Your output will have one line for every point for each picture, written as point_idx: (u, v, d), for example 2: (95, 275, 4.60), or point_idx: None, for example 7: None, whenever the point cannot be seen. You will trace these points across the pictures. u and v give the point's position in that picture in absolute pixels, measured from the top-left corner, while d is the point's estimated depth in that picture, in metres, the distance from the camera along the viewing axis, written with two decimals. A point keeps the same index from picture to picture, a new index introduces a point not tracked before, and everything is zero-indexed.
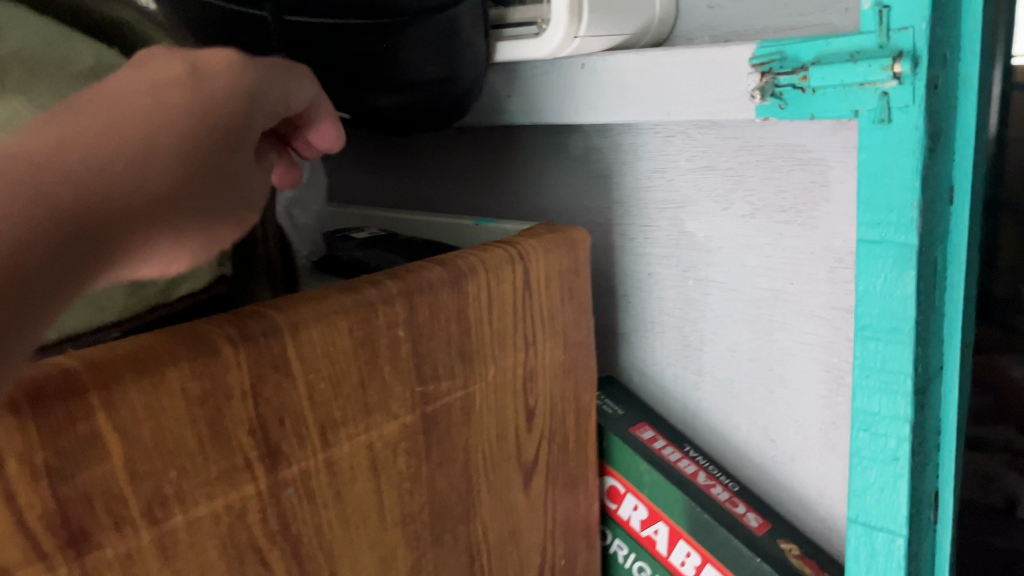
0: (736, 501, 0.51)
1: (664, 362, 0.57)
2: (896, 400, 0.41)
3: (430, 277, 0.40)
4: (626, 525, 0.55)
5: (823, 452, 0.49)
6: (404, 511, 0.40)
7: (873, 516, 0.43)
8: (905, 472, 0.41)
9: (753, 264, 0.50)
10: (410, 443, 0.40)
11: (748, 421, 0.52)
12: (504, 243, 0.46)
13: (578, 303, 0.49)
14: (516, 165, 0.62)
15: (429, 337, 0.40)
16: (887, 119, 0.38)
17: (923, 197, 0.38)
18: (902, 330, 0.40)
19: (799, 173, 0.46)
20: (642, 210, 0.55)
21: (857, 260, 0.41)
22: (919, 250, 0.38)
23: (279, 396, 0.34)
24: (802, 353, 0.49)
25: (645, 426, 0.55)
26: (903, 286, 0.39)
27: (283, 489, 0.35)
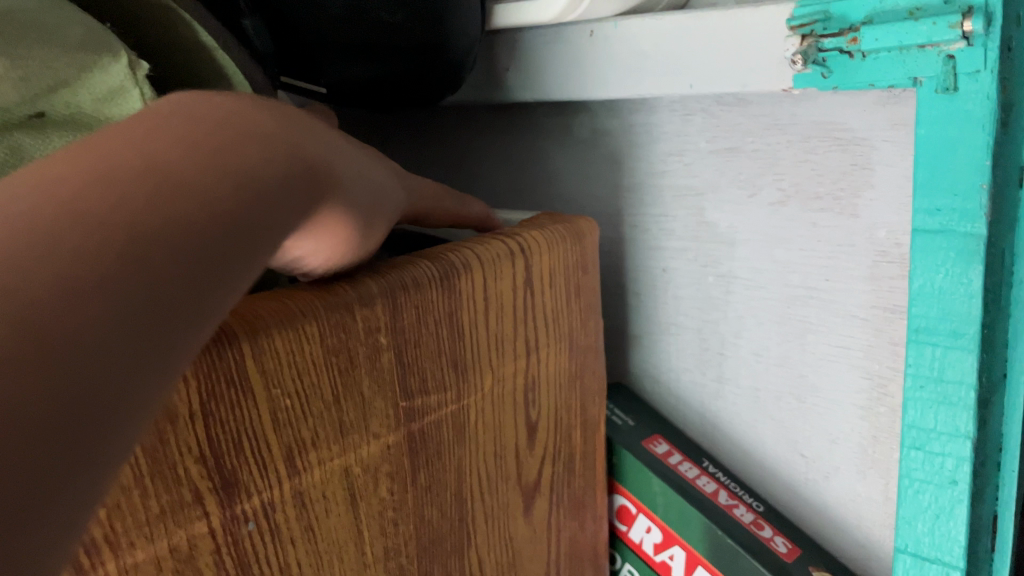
0: (762, 523, 0.46)
1: (680, 368, 0.51)
2: (956, 415, 0.35)
3: (418, 273, 0.35)
4: (638, 549, 0.49)
5: (862, 470, 0.43)
6: (386, 545, 0.35)
7: (925, 547, 0.37)
8: (965, 498, 0.36)
9: (783, 258, 0.44)
10: (394, 466, 0.35)
11: (776, 434, 0.47)
12: (503, 234, 0.40)
13: (587, 302, 0.44)
14: (517, 150, 0.57)
15: (416, 344, 0.35)
16: (952, 87, 0.32)
17: (994, 178, 0.32)
18: (964, 334, 0.34)
19: (838, 155, 0.40)
20: (657, 198, 0.49)
21: (911, 254, 0.36)
22: (988, 240, 0.33)
23: (235, 418, 0.29)
24: (838, 358, 0.43)
25: (658, 440, 0.50)
26: (968, 283, 0.34)
27: (242, 526, 0.30)
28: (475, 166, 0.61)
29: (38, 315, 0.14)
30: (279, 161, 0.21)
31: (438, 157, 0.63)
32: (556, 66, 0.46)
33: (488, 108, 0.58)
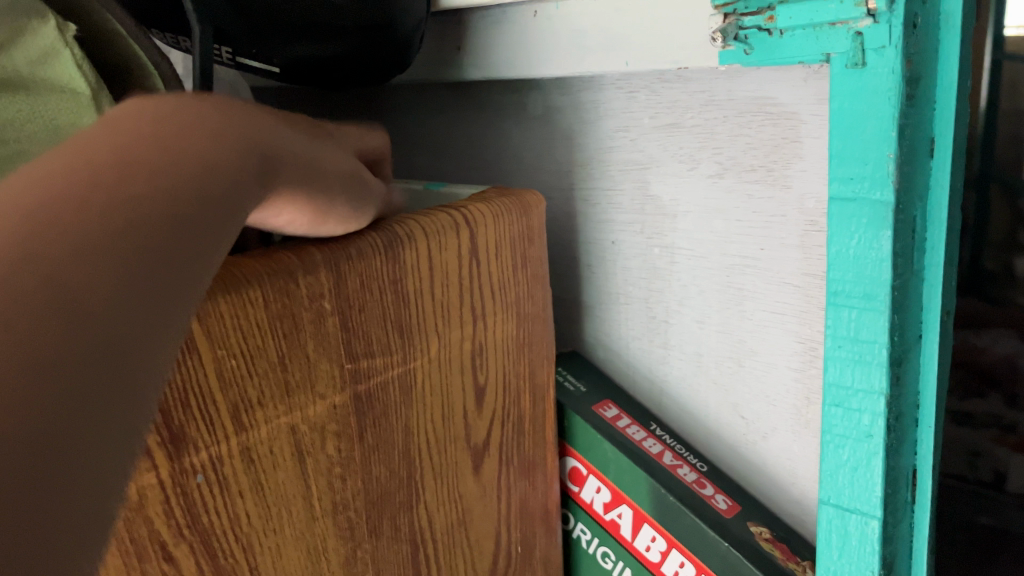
0: (704, 482, 0.48)
1: (630, 336, 0.53)
2: (870, 373, 0.38)
3: (362, 243, 0.36)
4: (589, 509, 0.52)
5: (796, 429, 0.46)
6: (335, 499, 0.37)
7: (845, 498, 0.40)
8: (879, 451, 0.38)
9: (721, 229, 0.46)
10: (340, 425, 0.37)
11: (718, 397, 0.49)
12: (450, 207, 0.42)
13: (533, 272, 0.46)
14: (472, 127, 0.59)
15: (361, 310, 0.37)
16: (861, 62, 0.34)
17: (900, 149, 0.34)
18: (876, 297, 0.37)
19: (769, 129, 0.42)
20: (605, 173, 0.51)
21: (829, 221, 0.38)
22: (896, 207, 0.35)
23: (182, 377, 0.31)
24: (774, 324, 0.45)
25: (608, 404, 0.52)
26: (877, 248, 0.36)
27: (191, 478, 0.32)
28: (432, 145, 0.62)
29: (137, 198, 0.17)
30: (258, 125, 0.26)
31: (395, 137, 0.65)
32: (502, 44, 0.48)
33: (444, 86, 0.59)
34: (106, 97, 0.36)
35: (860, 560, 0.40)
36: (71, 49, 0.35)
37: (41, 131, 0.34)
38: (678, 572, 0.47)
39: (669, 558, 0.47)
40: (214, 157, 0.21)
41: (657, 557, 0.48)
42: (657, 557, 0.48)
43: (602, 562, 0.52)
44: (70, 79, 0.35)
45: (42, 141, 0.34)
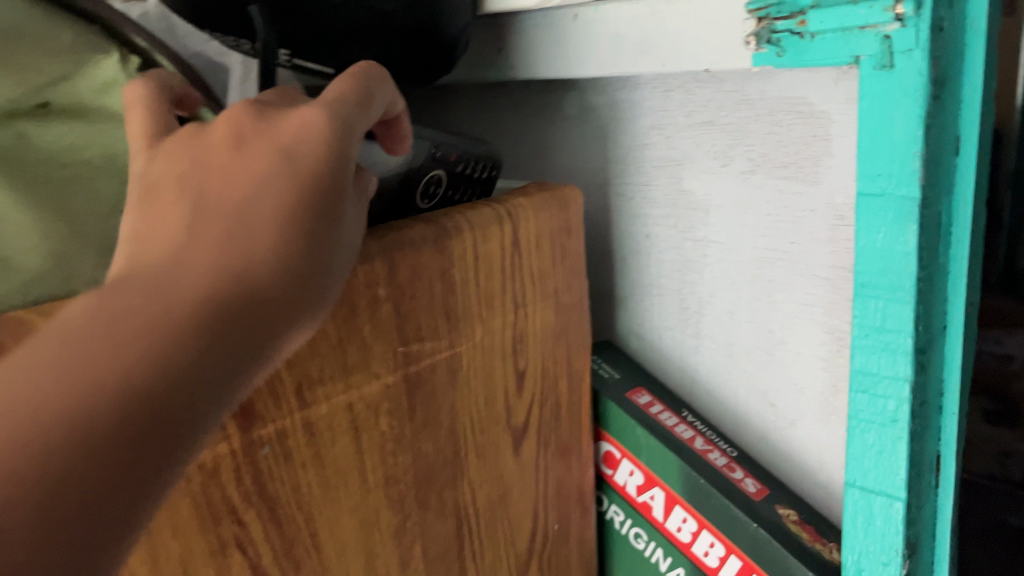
0: (734, 466, 0.50)
1: (662, 327, 0.55)
2: (896, 360, 0.39)
3: (413, 235, 0.39)
4: (622, 491, 0.54)
5: (823, 417, 0.47)
6: (387, 473, 0.40)
7: (871, 480, 0.42)
8: (904, 435, 0.40)
9: (752, 224, 0.48)
10: (392, 404, 0.39)
11: (748, 385, 0.51)
12: (493, 201, 0.45)
13: (571, 264, 0.48)
14: (510, 124, 0.61)
15: (412, 296, 0.39)
16: (889, 64, 0.36)
17: (926, 147, 0.36)
18: (901, 288, 0.38)
19: (800, 127, 0.44)
20: (640, 169, 0.53)
21: (857, 215, 0.39)
22: (921, 202, 0.37)
23: None
24: (803, 315, 0.47)
25: (641, 391, 0.54)
26: (903, 241, 0.38)
27: (259, 449, 0.34)
28: None
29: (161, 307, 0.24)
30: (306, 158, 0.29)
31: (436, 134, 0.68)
32: (541, 46, 0.50)
33: (483, 86, 0.62)
34: None
35: (883, 540, 0.42)
36: (133, 82, 0.36)
37: (98, 156, 0.36)
38: (709, 551, 0.49)
39: (700, 538, 0.49)
40: (243, 233, 0.26)
41: (688, 537, 0.50)
42: (688, 537, 0.50)
43: (635, 542, 0.54)
44: None
45: (98, 168, 0.36)
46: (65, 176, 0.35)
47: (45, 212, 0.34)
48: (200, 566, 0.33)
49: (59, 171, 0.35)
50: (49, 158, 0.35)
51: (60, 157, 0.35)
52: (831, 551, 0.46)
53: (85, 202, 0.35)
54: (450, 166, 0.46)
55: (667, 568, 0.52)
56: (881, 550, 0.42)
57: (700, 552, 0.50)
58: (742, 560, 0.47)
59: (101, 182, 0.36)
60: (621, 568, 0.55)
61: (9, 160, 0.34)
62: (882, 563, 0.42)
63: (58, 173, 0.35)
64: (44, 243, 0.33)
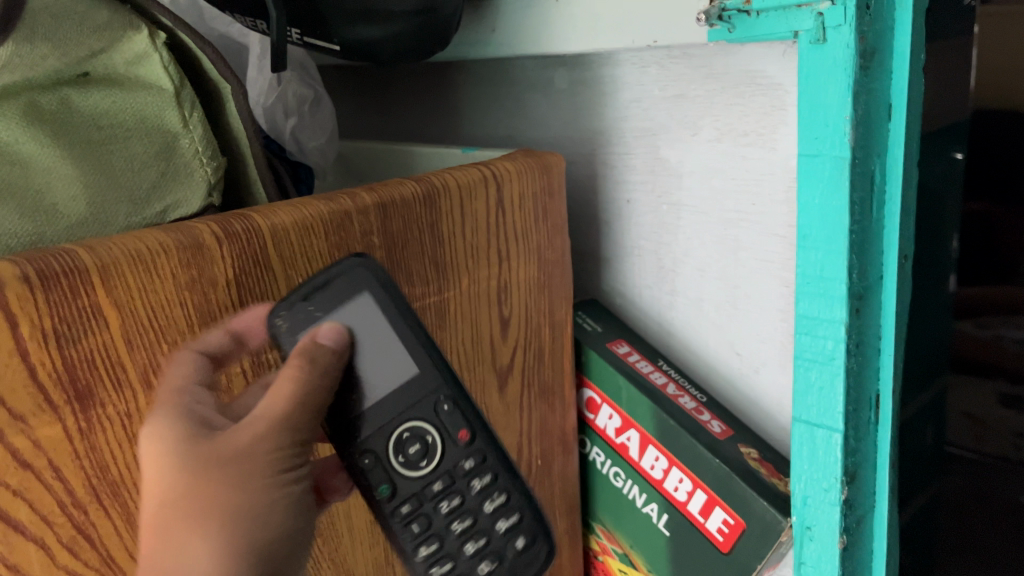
0: (702, 409, 0.55)
1: (643, 285, 0.60)
2: (833, 305, 0.44)
3: (404, 192, 0.44)
4: (603, 434, 0.59)
5: (780, 362, 0.52)
6: None
7: (814, 414, 0.46)
8: (840, 372, 0.45)
9: (720, 187, 0.52)
10: None
11: (717, 337, 0.56)
12: (478, 165, 0.50)
13: (553, 223, 0.53)
14: (506, 98, 0.67)
15: (402, 246, 0.45)
16: (822, 39, 0.40)
17: (856, 113, 0.41)
18: (837, 239, 0.43)
19: (760, 98, 0.48)
20: (622, 139, 0.58)
21: (801, 174, 0.44)
22: (852, 161, 0.41)
23: (261, 288, 0.39)
24: (764, 270, 0.51)
25: (621, 342, 0.59)
26: (837, 198, 0.42)
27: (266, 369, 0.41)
28: (475, 115, 0.70)
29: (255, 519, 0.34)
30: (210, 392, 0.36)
31: (444, 107, 0.73)
32: (528, 25, 0.55)
33: (481, 63, 0.67)
34: (187, 93, 0.44)
35: (825, 467, 0.47)
36: (160, 54, 0.43)
37: (130, 121, 0.43)
38: (678, 486, 0.54)
39: (670, 475, 0.54)
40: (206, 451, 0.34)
41: (660, 474, 0.55)
42: (660, 474, 0.55)
43: (614, 480, 0.59)
44: (158, 77, 0.43)
45: (130, 128, 0.43)
46: (101, 136, 0.42)
47: (84, 165, 0.40)
48: None
49: (97, 131, 0.42)
50: (88, 120, 0.42)
51: (98, 120, 0.42)
52: (785, 484, 0.50)
53: (119, 158, 0.42)
54: (455, 462, 0.42)
55: (642, 504, 0.57)
56: (824, 476, 0.47)
57: (671, 487, 0.54)
58: (707, 493, 0.52)
59: (132, 142, 0.43)
60: (602, 506, 0.61)
61: (56, 118, 0.40)
62: (823, 489, 0.47)
63: (96, 134, 0.42)
64: (86, 191, 0.40)
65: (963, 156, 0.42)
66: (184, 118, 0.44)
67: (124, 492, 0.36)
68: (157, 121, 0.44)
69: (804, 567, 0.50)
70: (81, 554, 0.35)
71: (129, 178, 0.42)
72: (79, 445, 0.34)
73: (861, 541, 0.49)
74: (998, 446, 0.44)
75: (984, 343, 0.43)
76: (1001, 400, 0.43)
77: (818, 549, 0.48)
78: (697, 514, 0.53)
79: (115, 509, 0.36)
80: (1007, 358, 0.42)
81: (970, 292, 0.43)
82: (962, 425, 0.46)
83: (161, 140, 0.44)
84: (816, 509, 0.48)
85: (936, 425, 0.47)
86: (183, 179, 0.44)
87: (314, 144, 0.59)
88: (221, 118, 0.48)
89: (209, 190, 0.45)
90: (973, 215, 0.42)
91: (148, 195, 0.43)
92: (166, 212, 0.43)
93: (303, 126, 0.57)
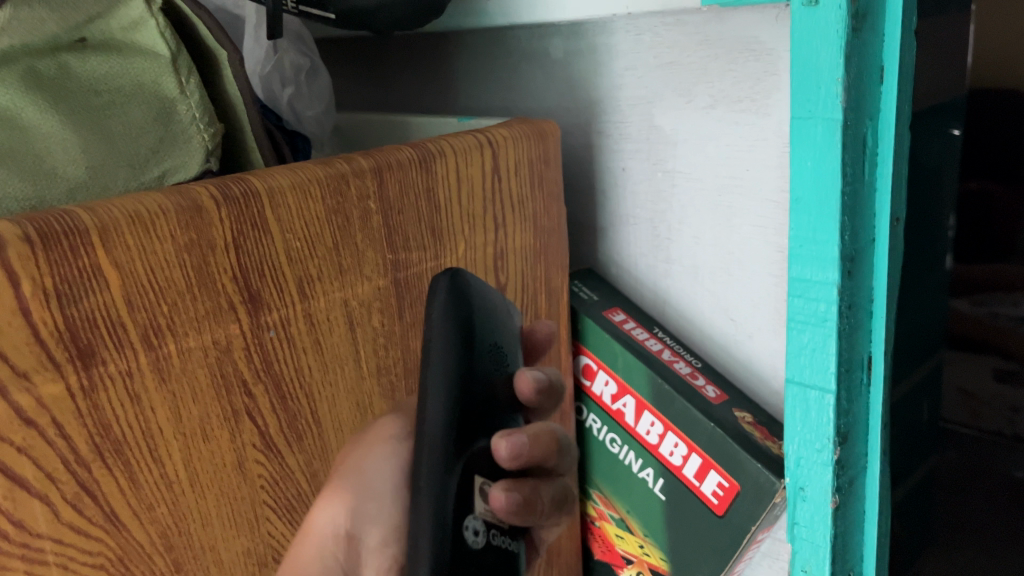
0: (697, 375, 0.55)
1: (638, 254, 0.61)
2: (825, 268, 0.45)
3: (400, 157, 0.45)
4: (599, 400, 0.60)
5: (774, 327, 0.52)
6: (378, 364, 0.47)
7: (806, 375, 0.47)
8: (832, 333, 0.45)
9: (713, 154, 0.53)
10: (383, 304, 0.46)
11: (711, 304, 0.56)
12: (474, 132, 0.50)
13: (549, 191, 0.54)
14: (501, 69, 0.67)
15: (399, 211, 0.45)
16: (814, 2, 0.41)
17: (847, 74, 0.41)
18: (828, 202, 0.43)
19: (753, 64, 0.48)
20: (616, 108, 0.58)
21: (793, 138, 0.44)
22: (843, 123, 0.41)
23: (259, 251, 0.40)
24: (756, 236, 0.52)
25: (617, 310, 0.60)
26: (828, 160, 0.43)
27: (266, 332, 0.41)
28: (471, 87, 0.71)
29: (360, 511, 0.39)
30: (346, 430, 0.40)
31: (440, 79, 0.74)
32: None
33: (476, 33, 0.68)
34: (183, 59, 0.45)
35: (818, 428, 0.47)
36: (156, 20, 0.44)
37: (128, 87, 0.44)
38: (673, 450, 0.54)
39: (666, 440, 0.55)
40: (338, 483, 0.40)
41: (656, 439, 0.55)
42: (655, 439, 0.55)
43: (610, 447, 0.60)
44: (154, 43, 0.44)
45: (128, 95, 0.44)
46: (100, 102, 0.43)
47: (82, 130, 0.41)
48: (216, 429, 0.40)
49: (95, 97, 0.43)
50: (87, 86, 0.43)
51: (96, 86, 0.43)
52: (778, 447, 0.51)
53: (118, 123, 0.43)
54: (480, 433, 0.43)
55: (639, 469, 0.57)
56: (817, 438, 0.48)
57: (666, 452, 0.55)
58: (701, 457, 0.52)
59: (129, 108, 0.43)
60: (598, 472, 0.61)
61: (53, 83, 0.42)
62: (815, 450, 0.48)
63: (95, 100, 0.43)
64: (85, 155, 0.41)
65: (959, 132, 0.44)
66: (181, 85, 0.45)
67: (127, 451, 0.37)
68: (155, 87, 0.44)
69: (797, 528, 0.50)
70: (85, 510, 0.36)
71: (127, 143, 0.43)
72: (81, 404, 0.35)
73: (854, 501, 0.49)
74: (993, 421, 0.46)
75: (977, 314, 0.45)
76: (997, 375, 0.45)
77: (811, 510, 0.49)
78: (692, 478, 0.53)
79: (119, 468, 0.37)
80: (1001, 337, 0.44)
81: (967, 270, 0.45)
82: (956, 402, 0.48)
83: (158, 106, 0.44)
84: (809, 470, 0.48)
85: (931, 399, 0.49)
86: (180, 145, 0.44)
87: (311, 113, 0.59)
88: (219, 86, 0.48)
89: (207, 156, 0.45)
90: (969, 192, 0.44)
91: (146, 160, 0.43)
92: (164, 177, 0.44)
93: (299, 96, 0.58)
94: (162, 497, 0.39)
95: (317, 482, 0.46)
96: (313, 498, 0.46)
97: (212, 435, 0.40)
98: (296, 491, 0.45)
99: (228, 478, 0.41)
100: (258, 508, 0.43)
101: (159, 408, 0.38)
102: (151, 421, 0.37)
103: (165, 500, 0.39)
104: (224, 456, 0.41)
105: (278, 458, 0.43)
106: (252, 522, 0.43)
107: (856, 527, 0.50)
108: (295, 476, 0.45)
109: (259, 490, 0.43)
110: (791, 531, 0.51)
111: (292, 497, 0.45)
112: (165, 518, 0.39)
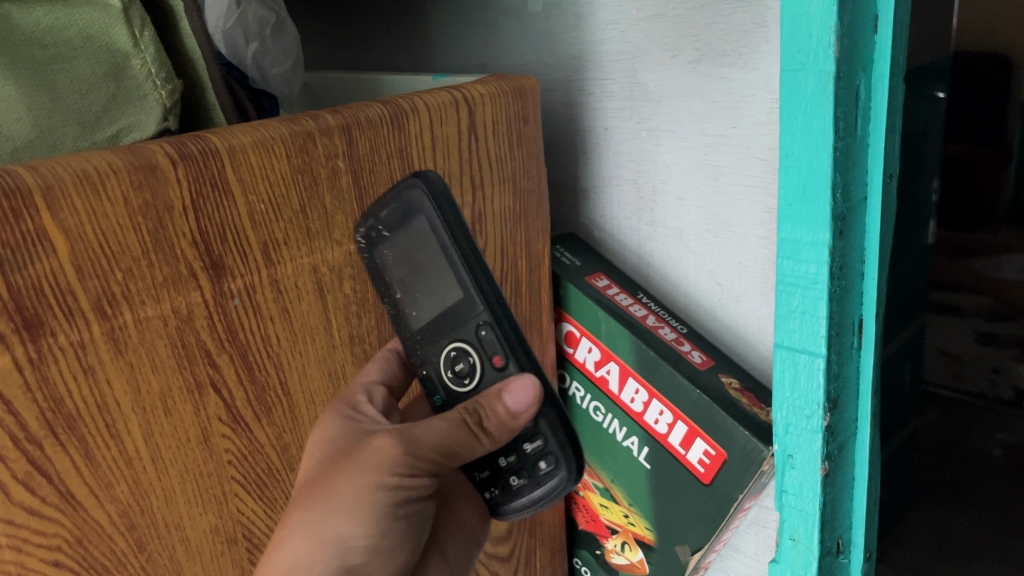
0: (683, 340, 0.54)
1: (621, 217, 0.59)
2: (816, 228, 0.43)
3: (370, 114, 0.42)
4: (583, 367, 0.58)
5: (762, 291, 0.51)
6: (351, 333, 0.45)
7: (796, 340, 0.46)
8: (824, 295, 0.43)
9: (699, 111, 0.51)
10: (355, 270, 0.44)
11: (698, 267, 0.55)
12: (449, 88, 0.47)
13: (528, 151, 0.51)
14: (478, 27, 0.64)
15: (369, 171, 0.43)
16: None
17: (841, 22, 0.38)
18: (820, 158, 0.41)
19: (740, 15, 0.46)
20: (599, 64, 0.56)
21: (783, 91, 0.42)
22: (837, 75, 0.39)
23: (220, 213, 0.37)
24: (745, 196, 0.50)
25: (601, 276, 0.58)
26: (820, 114, 0.40)
27: (229, 300, 0.39)
28: (447, 47, 0.68)
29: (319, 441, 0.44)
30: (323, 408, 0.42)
31: (415, 37, 0.71)
32: None
33: None
34: (136, 11, 0.43)
35: (808, 394, 0.46)
36: None
37: (76, 39, 0.42)
38: (658, 418, 0.53)
39: (651, 408, 0.53)
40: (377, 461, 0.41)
41: (641, 407, 0.54)
42: (640, 407, 0.54)
43: (594, 415, 0.58)
44: None
45: (77, 48, 0.42)
46: (45, 56, 0.41)
47: (28, 87, 0.40)
48: (178, 402, 0.38)
49: (41, 52, 0.41)
50: (32, 38, 0.40)
51: (41, 39, 0.41)
52: (766, 414, 0.50)
53: (65, 79, 0.41)
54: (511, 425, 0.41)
55: (623, 437, 0.56)
56: (806, 403, 0.46)
57: (651, 420, 0.53)
58: (688, 425, 0.51)
59: (78, 63, 0.42)
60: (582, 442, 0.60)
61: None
62: (805, 417, 0.46)
63: (40, 53, 0.41)
64: (29, 114, 0.40)
65: (943, 95, 0.41)
66: (134, 36, 0.43)
67: (81, 427, 0.35)
68: (106, 40, 0.43)
69: (786, 496, 0.49)
70: (38, 490, 0.34)
71: (76, 100, 0.42)
72: (30, 377, 0.33)
73: (843, 468, 0.48)
74: (974, 384, 0.45)
75: (961, 273, 0.43)
76: (978, 338, 0.44)
77: (799, 478, 0.47)
78: (678, 447, 0.52)
79: (73, 445, 0.35)
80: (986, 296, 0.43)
81: (951, 235, 0.43)
82: (939, 364, 0.46)
83: (111, 60, 0.43)
84: (798, 437, 0.47)
85: (914, 362, 0.47)
86: (136, 102, 0.43)
87: (277, 70, 0.57)
88: (176, 41, 0.45)
89: (164, 114, 0.44)
90: (952, 157, 0.42)
91: (98, 118, 0.42)
92: (119, 136, 0.43)
93: (264, 52, 0.55)
94: (121, 475, 0.37)
95: (289, 456, 0.44)
96: (285, 472, 0.44)
97: (173, 409, 0.38)
98: (267, 465, 0.43)
99: (193, 453, 0.39)
100: (226, 484, 0.41)
101: (116, 381, 0.35)
102: (107, 394, 0.35)
103: (124, 478, 0.37)
104: (187, 431, 0.39)
105: (246, 432, 0.41)
106: (220, 499, 0.41)
107: (845, 494, 0.49)
108: (265, 450, 0.43)
109: (227, 465, 0.41)
110: (779, 499, 0.49)
111: (262, 472, 0.43)
112: (125, 496, 0.37)
